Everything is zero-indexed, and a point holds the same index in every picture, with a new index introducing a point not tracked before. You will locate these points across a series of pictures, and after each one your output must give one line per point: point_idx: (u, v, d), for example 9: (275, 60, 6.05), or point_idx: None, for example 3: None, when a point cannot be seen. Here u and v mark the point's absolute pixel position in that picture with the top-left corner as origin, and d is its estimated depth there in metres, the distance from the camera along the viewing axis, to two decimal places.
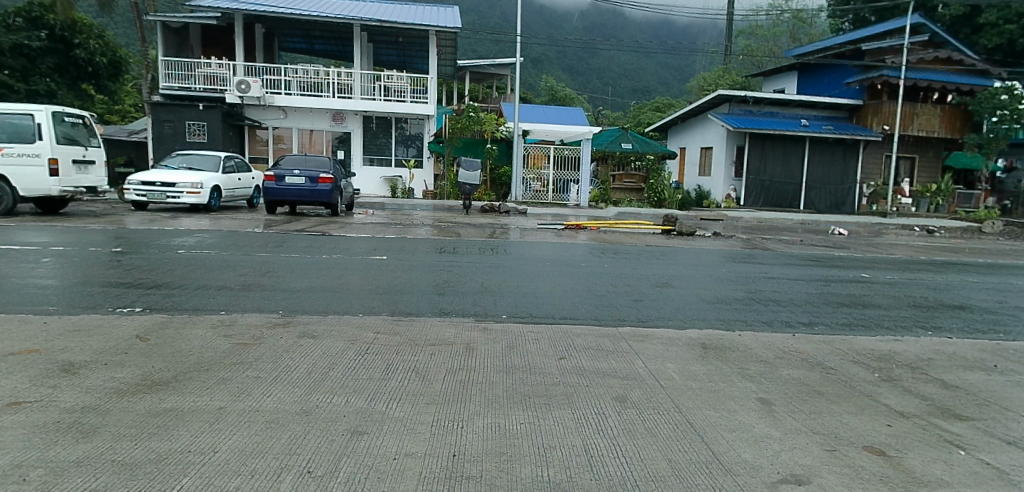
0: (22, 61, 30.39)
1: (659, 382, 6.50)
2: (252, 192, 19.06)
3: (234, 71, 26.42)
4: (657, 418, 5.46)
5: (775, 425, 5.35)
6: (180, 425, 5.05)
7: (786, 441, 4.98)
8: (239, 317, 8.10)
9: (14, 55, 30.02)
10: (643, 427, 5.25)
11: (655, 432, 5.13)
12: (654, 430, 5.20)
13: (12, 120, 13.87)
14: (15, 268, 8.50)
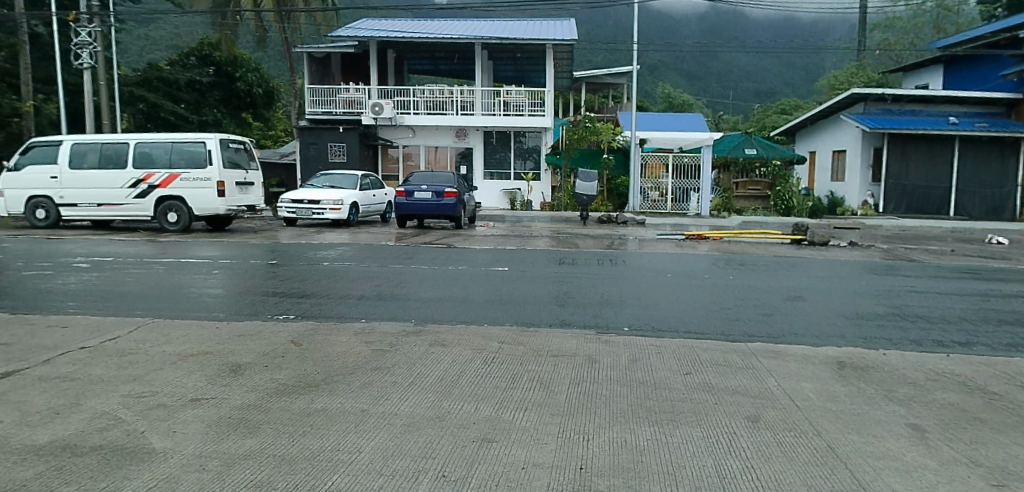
0: (195, 95, 35.29)
1: (792, 403, 6.09)
2: (385, 208, 20.24)
3: (369, 95, 28.29)
4: (793, 441, 5.10)
5: (929, 455, 4.81)
6: (329, 426, 5.42)
7: (943, 472, 4.46)
8: (376, 325, 8.59)
9: (189, 90, 34.98)
10: (779, 450, 4.92)
11: (793, 456, 4.80)
12: (792, 453, 4.87)
13: (189, 149, 15.77)
14: (192, 277, 9.60)
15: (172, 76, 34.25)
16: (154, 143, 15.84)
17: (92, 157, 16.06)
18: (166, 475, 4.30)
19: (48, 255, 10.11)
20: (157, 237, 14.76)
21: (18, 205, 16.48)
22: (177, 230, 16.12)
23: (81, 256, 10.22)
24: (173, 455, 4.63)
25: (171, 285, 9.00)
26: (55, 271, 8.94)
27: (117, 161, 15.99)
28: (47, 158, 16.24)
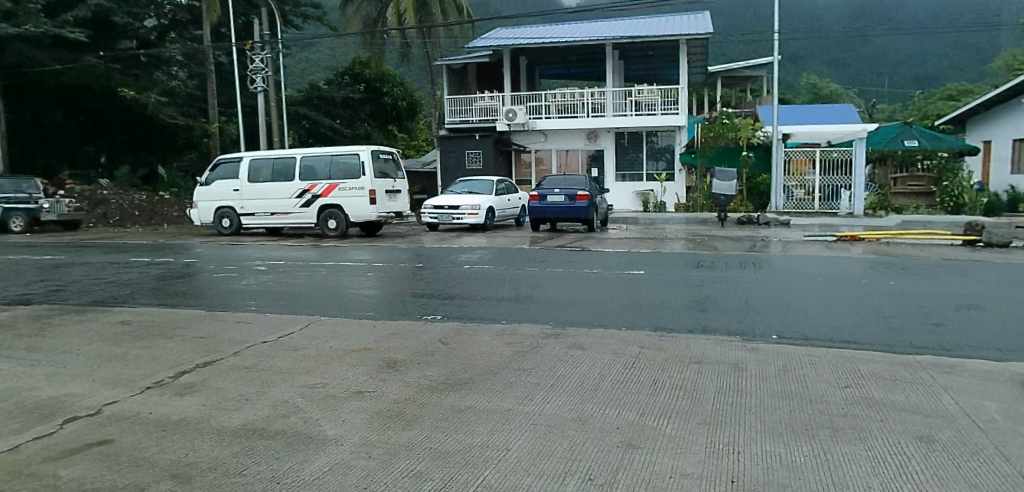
0: (349, 111, 38.72)
1: (977, 424, 5.34)
2: (519, 212, 20.66)
3: (503, 102, 28.87)
4: (980, 467, 4.46)
5: None
6: (476, 423, 5.57)
7: None
8: (517, 327, 8.74)
9: (344, 106, 38.59)
10: (964, 475, 4.32)
11: (983, 482, 4.19)
12: (981, 479, 4.25)
13: (345, 161, 17.14)
14: (349, 279, 10.38)
15: (330, 94, 38.00)
16: (316, 157, 17.39)
17: (266, 172, 17.92)
18: (340, 462, 4.62)
19: (232, 259, 11.42)
20: (319, 241, 16.16)
21: (209, 215, 18.75)
22: (336, 236, 17.57)
23: (259, 260, 11.43)
24: (343, 444, 4.95)
25: (331, 286, 9.75)
26: (239, 272, 10.08)
27: (287, 174, 17.73)
28: (231, 173, 18.32)
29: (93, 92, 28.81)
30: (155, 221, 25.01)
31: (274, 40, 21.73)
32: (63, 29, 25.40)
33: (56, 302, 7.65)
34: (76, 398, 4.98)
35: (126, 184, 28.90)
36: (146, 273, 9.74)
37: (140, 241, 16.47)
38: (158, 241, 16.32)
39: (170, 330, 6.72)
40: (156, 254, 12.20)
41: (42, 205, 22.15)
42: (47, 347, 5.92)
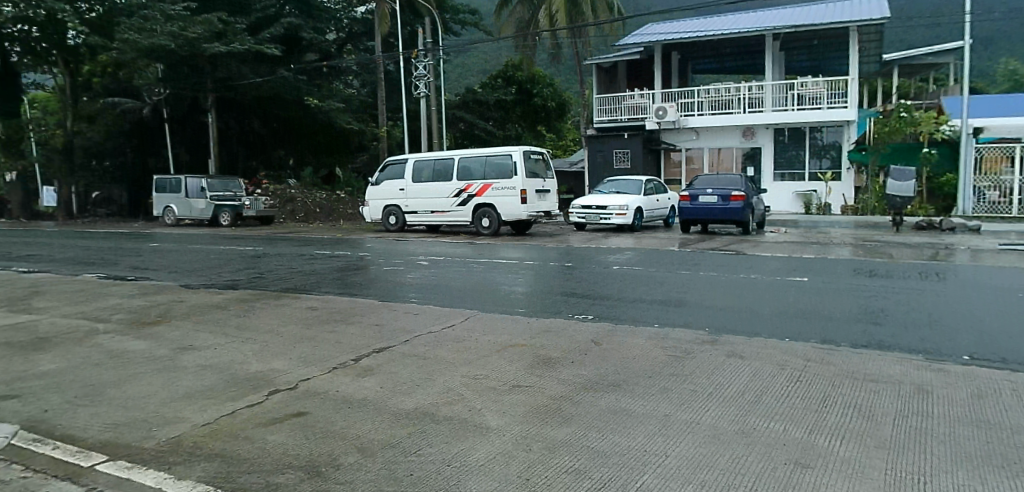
0: (502, 113, 40.57)
1: None
2: (668, 212, 20.10)
3: (653, 99, 28.19)
4: None
5: None
6: (633, 426, 5.30)
7: None
8: (671, 331, 8.37)
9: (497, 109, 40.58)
10: None
11: None
12: None
13: (499, 162, 17.74)
14: (502, 276, 10.64)
15: (485, 98, 39.69)
16: (472, 157, 18.14)
17: (427, 173, 19.02)
18: (501, 451, 4.67)
19: (398, 253, 12.26)
20: (473, 239, 16.86)
21: (378, 213, 20.34)
22: (489, 234, 18.21)
23: (422, 255, 12.18)
24: (504, 435, 4.99)
25: (485, 282, 10.08)
26: (405, 266, 10.80)
27: (446, 175, 18.68)
28: (397, 174, 19.66)
29: (283, 99, 32.15)
30: (334, 217, 27.49)
31: (436, 47, 22.97)
32: (263, 46, 28.76)
33: (258, 287, 8.69)
34: (276, 373, 5.55)
35: (309, 184, 30.89)
36: (327, 264, 10.76)
37: (319, 235, 18.28)
38: (334, 235, 17.97)
39: (348, 316, 7.35)
40: (334, 247, 13.45)
41: (244, 202, 25.91)
42: (253, 326, 6.73)
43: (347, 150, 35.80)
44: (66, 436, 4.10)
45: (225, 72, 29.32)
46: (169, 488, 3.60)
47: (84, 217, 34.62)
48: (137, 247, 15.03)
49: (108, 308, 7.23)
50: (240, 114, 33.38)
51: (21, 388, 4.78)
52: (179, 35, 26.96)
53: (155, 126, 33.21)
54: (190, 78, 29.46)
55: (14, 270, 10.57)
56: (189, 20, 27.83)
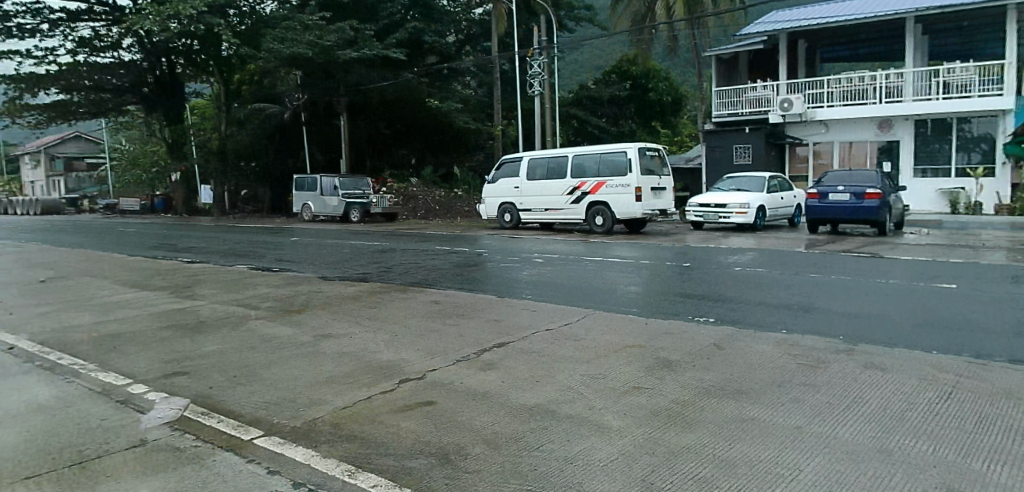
0: (614, 109, 40.65)
1: None
2: (793, 211, 18.95)
3: (777, 91, 26.54)
4: None
5: None
6: (761, 436, 4.92)
7: None
8: (800, 339, 7.77)
9: (610, 105, 40.44)
10: None
11: None
12: None
13: (613, 158, 17.56)
14: (616, 275, 10.47)
15: (598, 94, 40.11)
16: (586, 155, 18.07)
17: (541, 170, 19.18)
18: (625, 452, 4.53)
19: (514, 250, 12.45)
20: (586, 237, 16.78)
21: (493, 210, 20.75)
22: (602, 232, 18.02)
23: (537, 252, 12.29)
24: (625, 436, 4.82)
25: (599, 281, 9.97)
26: (521, 263, 10.94)
27: (560, 173, 18.75)
28: (513, 172, 19.98)
29: (407, 102, 33.82)
30: (451, 214, 28.43)
31: (551, 44, 23.06)
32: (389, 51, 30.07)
33: (385, 280, 9.16)
34: (406, 363, 5.81)
35: (431, 182, 32.26)
36: (447, 260, 11.13)
37: (438, 232, 18.98)
38: (452, 232, 18.58)
39: (469, 311, 7.57)
40: (453, 243, 13.90)
41: (371, 199, 27.26)
42: (383, 317, 7.11)
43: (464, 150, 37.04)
44: (229, 410, 4.53)
45: (355, 78, 31.45)
46: (317, 465, 3.89)
47: (235, 212, 38.54)
48: (278, 241, 16.38)
49: (258, 296, 7.92)
50: (368, 117, 35.16)
51: (190, 366, 5.34)
52: (317, 44, 28.57)
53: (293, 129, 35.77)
54: (324, 84, 31.96)
55: (181, 260, 11.87)
56: (324, 29, 29.49)
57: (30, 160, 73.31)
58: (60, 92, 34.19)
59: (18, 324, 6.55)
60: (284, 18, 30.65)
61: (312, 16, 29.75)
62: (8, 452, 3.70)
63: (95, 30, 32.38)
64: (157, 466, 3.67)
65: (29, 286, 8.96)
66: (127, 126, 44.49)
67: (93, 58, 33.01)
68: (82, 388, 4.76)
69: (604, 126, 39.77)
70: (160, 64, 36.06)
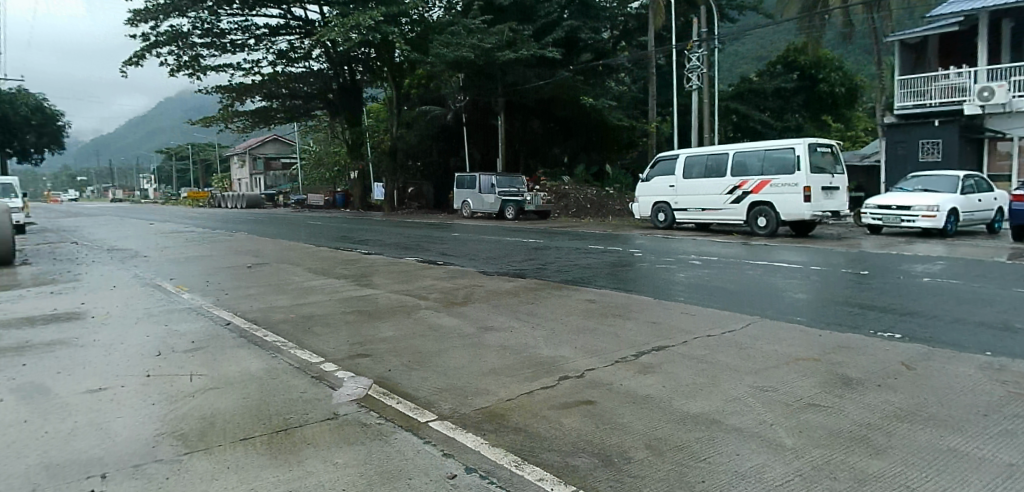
0: (779, 102, 38.29)
1: None
2: (994, 215, 16.54)
3: (974, 78, 23.16)
4: None
5: None
6: (968, 470, 4.15)
7: None
8: (1011, 363, 6.59)
9: (775, 98, 38.15)
10: None
11: None
12: None
13: (780, 155, 16.46)
14: (782, 282, 9.75)
15: (761, 86, 38.03)
16: (749, 151, 17.12)
17: (699, 168, 18.48)
18: (799, 465, 4.14)
19: (670, 251, 12.09)
20: (747, 239, 15.88)
21: (647, 210, 20.32)
22: (764, 234, 16.94)
23: (694, 254, 11.83)
24: (801, 456, 4.33)
25: (763, 287, 9.36)
26: (678, 265, 10.59)
27: (719, 171, 17.90)
28: (669, 170, 19.43)
29: (562, 100, 33.89)
30: (603, 213, 28.19)
31: (711, 37, 22.06)
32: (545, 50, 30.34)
33: (541, 277, 9.32)
34: (565, 360, 5.83)
35: (583, 180, 32.35)
36: (601, 259, 11.07)
37: (591, 230, 18.99)
38: (604, 231, 18.52)
39: (626, 312, 7.45)
40: (606, 242, 13.82)
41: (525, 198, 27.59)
42: (541, 313, 7.23)
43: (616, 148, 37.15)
44: (406, 393, 4.84)
45: (513, 78, 31.96)
46: (485, 453, 4.01)
47: (404, 208, 40.15)
48: (441, 235, 17.33)
49: (425, 287, 8.42)
50: (523, 116, 35.63)
51: (372, 349, 5.80)
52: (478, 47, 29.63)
53: (456, 129, 37.90)
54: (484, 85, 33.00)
55: (359, 251, 12.97)
56: (485, 32, 30.50)
57: (239, 160, 84.62)
58: (262, 99, 38.77)
59: (233, 304, 7.53)
60: (449, 23, 32.20)
61: (475, 20, 30.88)
62: (233, 414, 4.26)
63: (291, 43, 36.19)
64: (349, 439, 4.01)
65: (240, 270, 10.29)
66: (314, 129, 49.35)
67: (289, 68, 37.03)
68: (285, 363, 5.33)
69: (765, 121, 37.20)
70: (343, 72, 39.40)
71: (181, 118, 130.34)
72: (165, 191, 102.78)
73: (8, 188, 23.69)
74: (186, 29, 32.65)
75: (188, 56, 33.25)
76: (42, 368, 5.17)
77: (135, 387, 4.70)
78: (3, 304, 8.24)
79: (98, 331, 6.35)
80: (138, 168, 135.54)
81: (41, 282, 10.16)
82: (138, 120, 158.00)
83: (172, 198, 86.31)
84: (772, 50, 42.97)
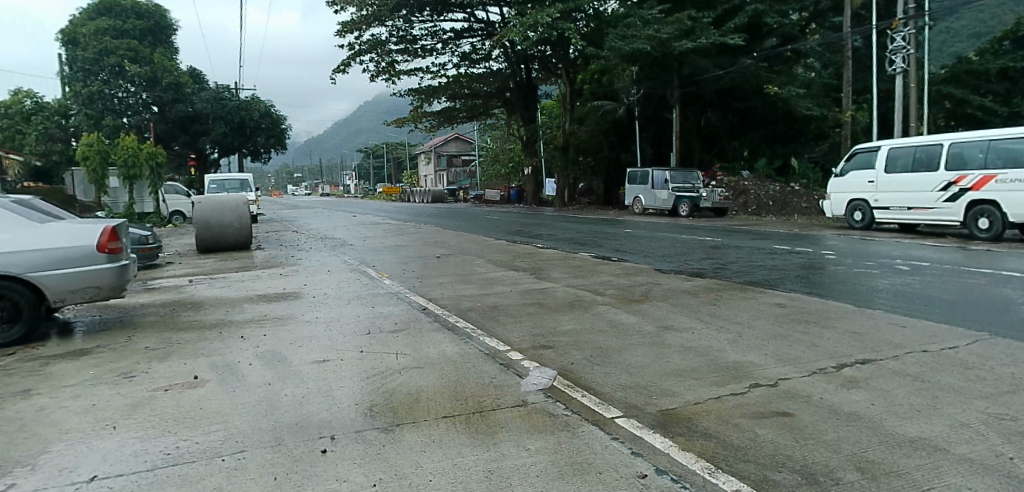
0: (1007, 84, 33.38)
1: None
2: None
3: None
4: None
5: None
6: None
7: None
8: None
9: (1001, 79, 33.34)
10: None
11: None
12: None
13: (1008, 145, 14.14)
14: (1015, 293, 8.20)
15: (983, 67, 33.29)
16: (969, 142, 14.95)
17: (903, 161, 16.52)
18: None
19: (870, 255, 10.86)
20: (965, 243, 13.86)
21: (841, 208, 18.55)
22: (987, 238, 14.66)
23: (900, 258, 10.51)
24: None
25: (989, 299, 7.95)
26: (880, 270, 9.48)
27: (929, 164, 15.81)
28: (867, 164, 17.57)
29: (744, 89, 32.46)
30: (786, 210, 26.30)
31: (923, 13, 19.57)
32: (727, 37, 28.90)
33: (723, 277, 8.89)
34: (756, 367, 5.42)
35: (764, 175, 30.49)
36: (788, 261, 10.27)
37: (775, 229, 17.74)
38: (790, 229, 17.25)
39: (823, 320, 6.81)
40: (793, 242, 12.83)
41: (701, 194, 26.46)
42: (726, 316, 6.87)
43: (803, 141, 34.22)
44: (592, 387, 4.83)
45: (691, 68, 30.83)
46: (676, 456, 3.79)
47: (574, 204, 41.20)
48: (614, 231, 17.29)
49: (602, 283, 8.42)
50: (700, 108, 34.42)
51: (555, 341, 5.91)
52: (655, 37, 29.01)
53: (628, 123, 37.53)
54: (661, 77, 32.22)
55: (535, 245, 13.34)
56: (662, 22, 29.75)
57: (426, 157, 91.37)
58: (447, 100, 41.16)
59: (427, 290, 8.10)
60: (625, 16, 31.85)
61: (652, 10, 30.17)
62: (435, 392, 4.58)
63: (474, 45, 37.95)
64: (541, 427, 4.09)
65: (429, 259, 11.07)
66: (492, 127, 51.73)
67: (472, 68, 39.09)
68: (477, 349, 5.61)
69: (988, 107, 32.49)
70: (520, 70, 40.52)
71: (377, 120, 143.93)
72: (363, 186, 114.11)
73: (246, 182, 27.60)
74: (384, 37, 35.65)
75: (385, 62, 36.38)
76: (277, 339, 5.93)
77: (352, 360, 5.24)
78: (245, 282, 9.64)
79: (318, 309, 7.17)
80: (338, 166, 151.97)
81: (272, 264, 11.74)
82: (339, 124, 176.94)
83: (368, 193, 95.51)
84: (996, 25, 36.99)
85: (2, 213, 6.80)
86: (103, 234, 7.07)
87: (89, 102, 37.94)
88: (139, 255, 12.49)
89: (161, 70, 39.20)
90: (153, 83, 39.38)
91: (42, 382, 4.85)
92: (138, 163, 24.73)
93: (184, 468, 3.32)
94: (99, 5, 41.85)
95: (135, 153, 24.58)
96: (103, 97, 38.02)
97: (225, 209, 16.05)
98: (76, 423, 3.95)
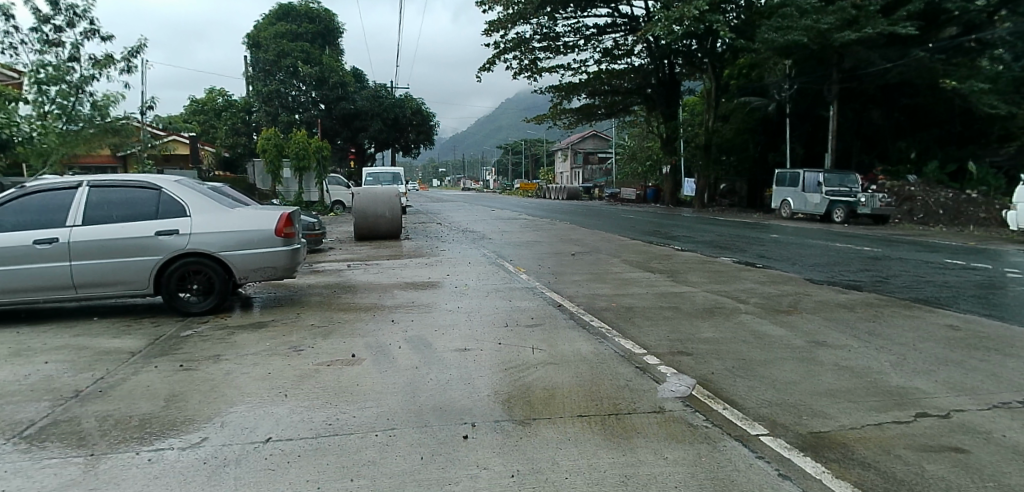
0: None
1: None
2: None
3: None
4: None
5: None
6: None
7: None
8: None
9: None
10: None
11: None
12: None
13: None
14: None
15: None
16: None
17: None
18: None
19: None
20: None
21: None
22: None
23: None
24: None
25: None
26: None
27: None
28: None
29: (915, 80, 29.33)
30: (959, 221, 23.45)
31: None
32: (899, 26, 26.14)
33: (883, 292, 8.10)
34: (924, 395, 4.83)
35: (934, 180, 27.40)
36: (963, 278, 9.13)
37: (947, 241, 15.86)
38: (966, 242, 15.34)
39: (1006, 347, 5.94)
40: (969, 257, 11.38)
41: (859, 199, 24.27)
42: (887, 336, 6.25)
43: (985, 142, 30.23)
44: (734, 400, 4.62)
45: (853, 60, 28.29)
46: (829, 483, 3.38)
47: (714, 205, 39.56)
48: (759, 235, 16.39)
49: (743, 291, 7.99)
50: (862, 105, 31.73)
51: (694, 348, 5.73)
52: (814, 28, 26.90)
53: (777, 121, 35.38)
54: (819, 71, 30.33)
55: (673, 247, 13.00)
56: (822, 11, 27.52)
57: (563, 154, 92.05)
58: (587, 97, 41.14)
59: (562, 287, 8.18)
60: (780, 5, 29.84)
61: None
62: (570, 390, 4.61)
63: (617, 40, 37.49)
64: (679, 436, 3.95)
65: (565, 256, 11.21)
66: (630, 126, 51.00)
67: (613, 65, 38.60)
68: (613, 350, 5.59)
69: None
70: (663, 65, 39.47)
71: (517, 117, 147.37)
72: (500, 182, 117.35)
73: (397, 175, 29.43)
74: (528, 35, 36.22)
75: (528, 60, 36.98)
76: (421, 325, 6.30)
77: (490, 352, 5.43)
78: (396, 269, 10.30)
79: (459, 299, 7.49)
80: (477, 159, 157.66)
81: (419, 254, 12.45)
82: (480, 122, 182.43)
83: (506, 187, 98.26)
84: None
85: (202, 199, 7.80)
86: (280, 220, 7.92)
87: (268, 100, 42.04)
88: (307, 240, 13.76)
89: (329, 70, 42.87)
90: (321, 83, 43.16)
91: (228, 349, 5.52)
92: (307, 155, 27.09)
93: (342, 439, 3.62)
94: (279, 10, 45.97)
95: (305, 147, 27.06)
96: (280, 95, 42.16)
97: (379, 200, 17.18)
98: (254, 389, 4.45)
